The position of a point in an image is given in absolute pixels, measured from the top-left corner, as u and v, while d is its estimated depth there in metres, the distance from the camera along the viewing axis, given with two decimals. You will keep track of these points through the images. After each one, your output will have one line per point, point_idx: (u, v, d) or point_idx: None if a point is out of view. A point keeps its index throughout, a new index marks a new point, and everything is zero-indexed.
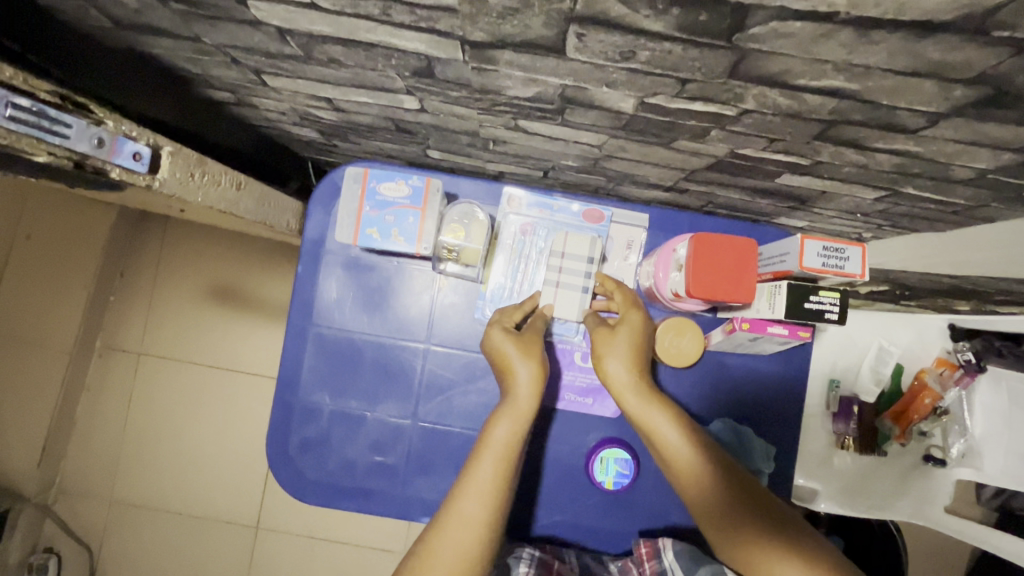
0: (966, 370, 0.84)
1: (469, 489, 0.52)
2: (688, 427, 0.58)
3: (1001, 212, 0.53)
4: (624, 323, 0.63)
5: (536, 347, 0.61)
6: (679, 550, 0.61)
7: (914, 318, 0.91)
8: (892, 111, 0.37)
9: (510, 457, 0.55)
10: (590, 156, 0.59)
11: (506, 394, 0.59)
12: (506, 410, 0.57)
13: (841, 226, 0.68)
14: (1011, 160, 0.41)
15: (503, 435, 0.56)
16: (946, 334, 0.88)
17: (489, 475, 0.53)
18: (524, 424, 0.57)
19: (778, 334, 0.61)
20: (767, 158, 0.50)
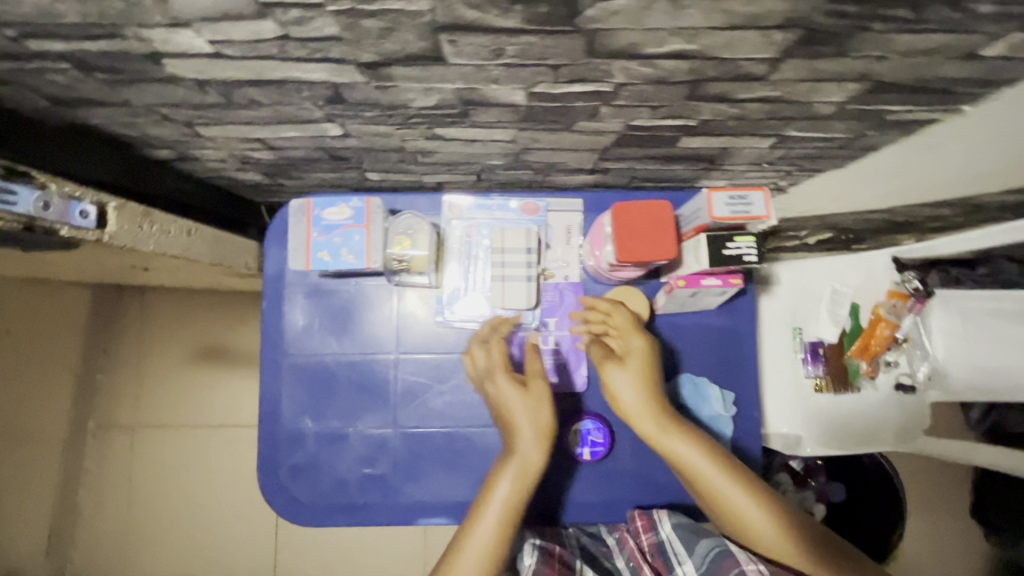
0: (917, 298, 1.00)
1: (468, 546, 0.54)
2: (711, 450, 0.59)
3: (882, 139, 0.59)
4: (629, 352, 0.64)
5: (546, 401, 0.63)
6: (676, 522, 0.64)
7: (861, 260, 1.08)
8: (737, 63, 0.42)
9: (512, 515, 0.57)
10: (511, 152, 0.64)
11: (512, 446, 0.61)
12: (512, 468, 0.59)
13: (757, 178, 0.73)
14: (857, 88, 0.46)
15: (506, 494, 0.58)
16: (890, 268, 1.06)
17: (490, 530, 0.55)
18: (527, 484, 0.59)
19: (712, 284, 0.66)
20: (661, 125, 0.55)
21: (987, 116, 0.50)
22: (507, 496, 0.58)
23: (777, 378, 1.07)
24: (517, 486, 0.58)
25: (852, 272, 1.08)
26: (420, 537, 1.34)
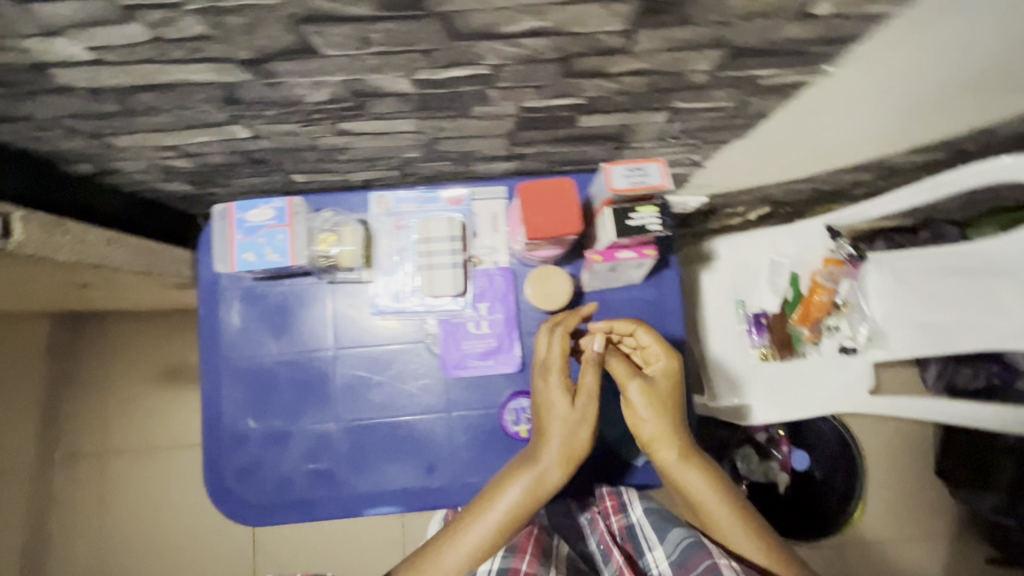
0: (851, 263, 1.06)
1: (473, 535, 0.63)
2: (719, 485, 0.67)
3: (768, 105, 0.62)
4: (663, 385, 0.69)
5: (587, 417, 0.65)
6: (646, 508, 0.73)
7: (798, 230, 1.12)
8: (595, 37, 0.45)
9: (517, 518, 0.64)
10: (422, 142, 0.66)
11: (539, 455, 0.65)
12: (529, 478, 0.65)
13: (670, 154, 0.76)
14: (719, 54, 0.49)
15: (514, 500, 0.64)
16: (825, 236, 1.10)
17: (493, 528, 0.63)
18: (538, 492, 0.65)
19: (627, 256, 0.68)
20: (552, 105, 0.58)
21: (847, 69, 0.54)
22: (517, 501, 0.64)
23: (726, 351, 1.09)
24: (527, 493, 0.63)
25: (790, 242, 1.12)
26: (399, 531, 1.34)
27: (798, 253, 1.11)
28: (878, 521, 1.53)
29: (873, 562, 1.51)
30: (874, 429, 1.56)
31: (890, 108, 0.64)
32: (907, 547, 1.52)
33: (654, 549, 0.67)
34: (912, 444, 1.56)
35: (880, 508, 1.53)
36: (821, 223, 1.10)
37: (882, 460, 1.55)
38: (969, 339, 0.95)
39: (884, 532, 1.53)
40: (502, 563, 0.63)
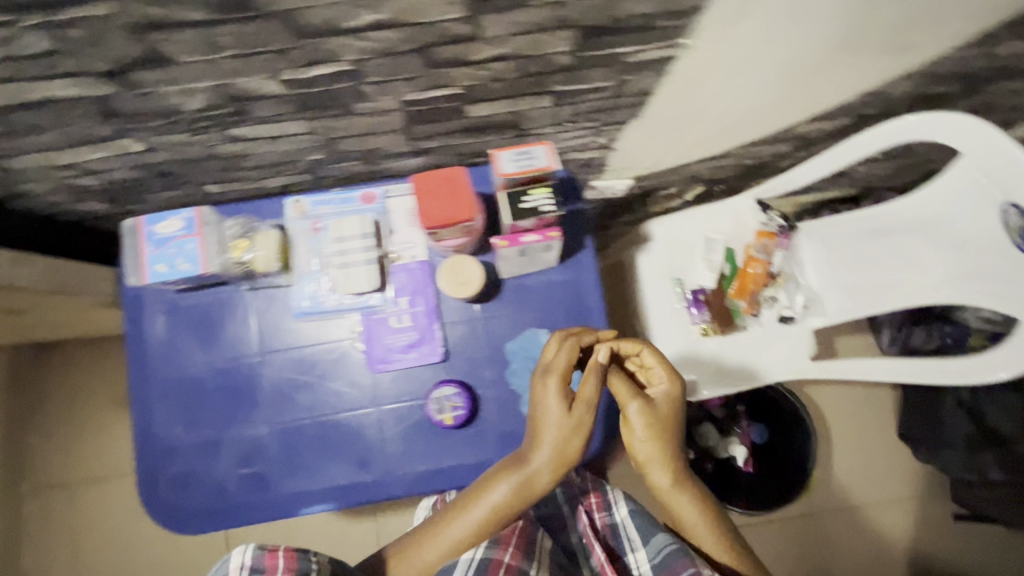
0: (782, 233, 1.10)
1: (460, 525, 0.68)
2: (708, 515, 0.71)
3: (648, 82, 0.64)
4: (663, 411, 0.71)
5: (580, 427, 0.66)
6: (631, 509, 0.80)
7: (731, 206, 1.14)
8: (440, 25, 0.47)
9: (500, 516, 0.68)
10: (321, 143, 0.68)
11: (531, 458, 0.68)
12: (517, 480, 0.67)
13: (576, 138, 0.78)
14: (571, 35, 0.51)
15: (500, 501, 0.68)
16: (756, 209, 1.13)
17: (476, 521, 0.68)
18: (524, 493, 0.68)
19: (532, 240, 0.71)
20: (432, 97, 0.60)
21: (709, 41, 0.56)
22: (501, 501, 0.68)
23: (667, 330, 1.11)
24: (512, 495, 0.66)
25: (723, 218, 1.14)
26: (373, 537, 1.38)
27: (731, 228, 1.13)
28: (847, 486, 1.55)
29: (844, 527, 1.54)
30: (836, 396, 1.59)
31: (769, 77, 0.67)
32: (875, 509, 1.55)
33: (638, 550, 0.74)
34: (875, 408, 1.59)
35: (848, 473, 1.56)
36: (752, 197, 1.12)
37: (847, 425, 1.57)
38: (897, 296, 0.98)
39: (853, 496, 1.55)
40: (485, 551, 0.66)
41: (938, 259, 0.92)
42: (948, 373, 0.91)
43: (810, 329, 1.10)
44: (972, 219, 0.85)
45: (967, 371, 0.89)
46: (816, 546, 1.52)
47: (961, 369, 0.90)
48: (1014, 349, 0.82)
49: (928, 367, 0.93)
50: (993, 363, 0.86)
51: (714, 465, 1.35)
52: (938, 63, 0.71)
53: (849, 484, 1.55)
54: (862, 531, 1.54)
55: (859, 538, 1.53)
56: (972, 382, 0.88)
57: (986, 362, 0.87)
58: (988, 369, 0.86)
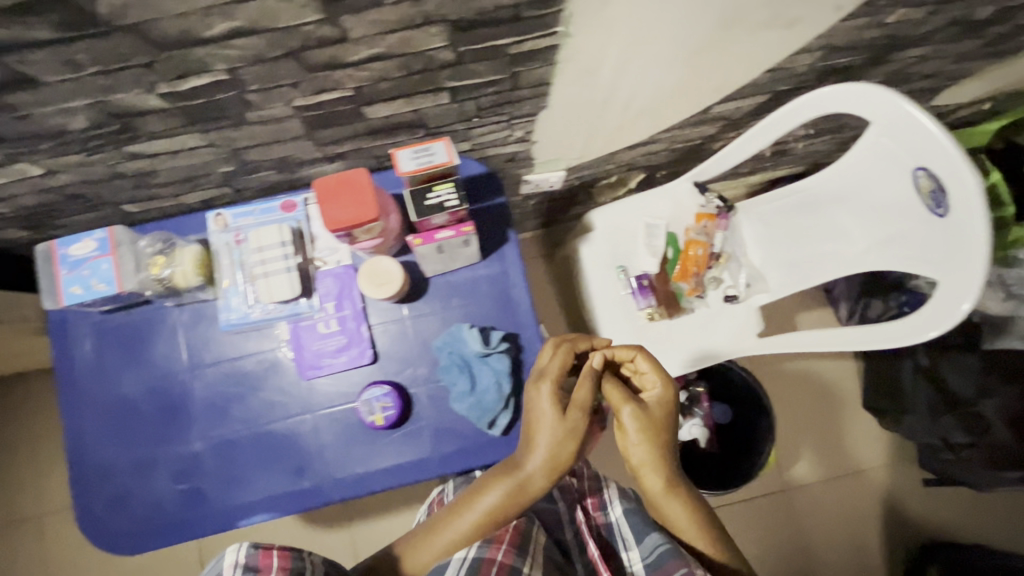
0: (720, 214, 1.12)
1: (452, 527, 0.70)
2: (700, 519, 0.73)
3: (543, 72, 0.65)
4: (655, 415, 0.74)
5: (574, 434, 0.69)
6: (624, 507, 0.81)
7: (670, 190, 1.15)
8: (303, 29, 0.48)
9: (492, 520, 0.70)
10: (227, 155, 0.69)
11: (525, 463, 0.70)
12: (509, 484, 0.69)
13: (490, 133, 0.79)
14: (442, 31, 0.52)
15: (494, 504, 0.70)
16: (694, 192, 1.14)
17: (469, 524, 0.70)
18: (516, 497, 0.70)
19: (446, 235, 0.71)
20: (324, 102, 0.61)
21: (590, 27, 0.57)
22: (494, 504, 0.70)
23: (614, 317, 1.12)
24: (505, 498, 0.68)
25: (663, 203, 1.15)
26: (348, 547, 1.38)
27: (671, 212, 1.15)
28: (816, 459, 1.56)
29: (817, 500, 1.55)
30: (800, 371, 1.60)
31: (665, 59, 0.68)
32: (848, 480, 1.56)
33: (631, 549, 0.76)
34: (839, 379, 1.61)
35: (817, 446, 1.57)
36: (688, 180, 1.13)
37: (813, 399, 1.59)
38: (830, 267, 1.00)
39: (824, 469, 1.56)
40: (478, 551, 0.70)
41: (862, 227, 0.94)
42: (875, 339, 0.90)
43: (755, 306, 1.11)
44: (888, 185, 0.87)
45: (892, 335, 0.87)
46: (791, 522, 1.53)
47: (887, 334, 0.88)
48: (935, 308, 0.82)
49: (857, 334, 0.92)
50: (918, 324, 0.84)
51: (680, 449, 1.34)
52: (833, 35, 0.73)
53: (819, 457, 1.56)
54: (836, 503, 1.55)
55: (833, 510, 1.54)
56: (898, 346, 0.87)
57: (910, 325, 0.85)
58: (913, 331, 0.85)
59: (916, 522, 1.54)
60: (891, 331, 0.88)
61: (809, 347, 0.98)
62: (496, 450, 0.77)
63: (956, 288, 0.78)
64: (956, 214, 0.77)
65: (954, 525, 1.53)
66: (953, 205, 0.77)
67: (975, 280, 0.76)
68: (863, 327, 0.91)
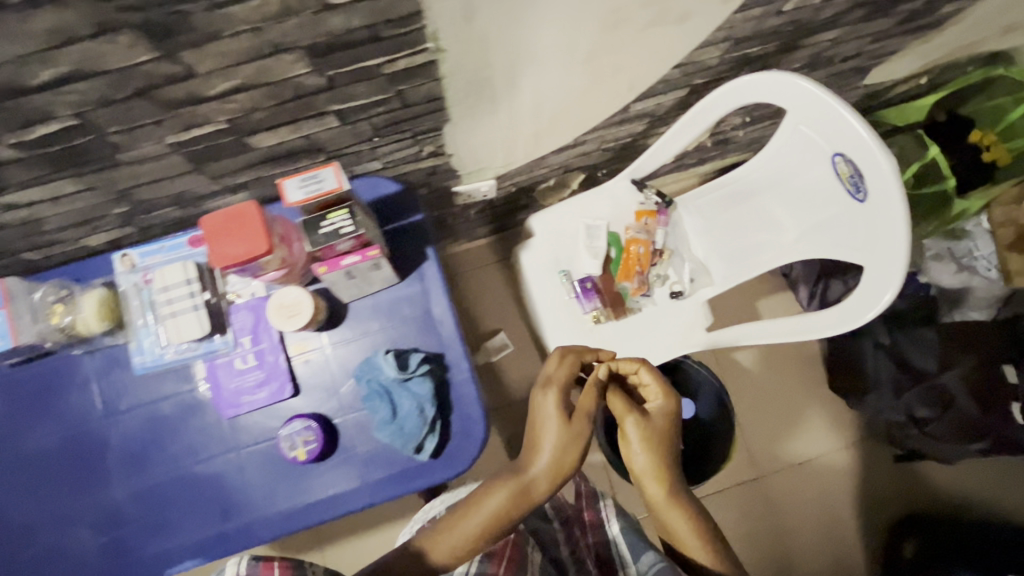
0: (659, 209, 1.10)
1: (453, 532, 0.69)
2: (701, 530, 0.73)
3: (432, 88, 0.63)
4: (658, 424, 0.78)
5: (578, 439, 0.74)
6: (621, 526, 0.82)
7: (609, 189, 1.13)
8: (142, 68, 0.46)
9: (496, 524, 0.70)
10: (116, 197, 0.66)
11: (529, 467, 0.73)
12: (515, 486, 0.72)
13: (399, 150, 0.77)
14: (300, 58, 0.50)
15: (497, 507, 0.70)
16: (633, 189, 1.13)
17: (472, 530, 0.69)
18: (521, 500, 0.71)
19: (351, 261, 0.69)
20: (199, 136, 0.58)
21: (466, 38, 0.55)
22: (500, 507, 0.71)
23: (560, 322, 1.11)
24: (510, 499, 0.70)
25: (602, 203, 1.14)
26: None
27: (611, 211, 1.13)
28: (788, 445, 1.55)
29: (791, 485, 1.54)
30: (765, 356, 1.59)
31: (561, 63, 0.66)
32: (822, 462, 1.55)
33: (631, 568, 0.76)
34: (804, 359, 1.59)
35: (788, 432, 1.56)
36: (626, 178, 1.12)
37: (781, 384, 1.58)
38: (767, 257, 0.99)
39: (796, 453, 1.55)
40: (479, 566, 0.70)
41: (792, 216, 0.93)
42: (809, 329, 0.88)
43: (703, 300, 1.09)
44: (811, 172, 0.87)
45: (825, 324, 0.86)
46: (767, 509, 1.53)
47: (820, 323, 0.87)
48: (862, 295, 0.81)
49: (794, 324, 0.91)
50: (848, 312, 0.83)
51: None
52: (736, 26, 0.71)
53: (791, 442, 1.56)
54: (811, 486, 1.54)
55: (809, 494, 1.53)
56: (830, 335, 0.85)
57: (841, 313, 0.84)
58: (844, 319, 0.84)
59: (893, 499, 1.52)
60: (823, 320, 0.86)
61: (755, 340, 0.96)
62: (426, 476, 0.75)
63: (881, 273, 0.78)
64: (874, 198, 0.76)
65: (933, 498, 1.51)
66: (870, 190, 0.76)
67: (898, 263, 0.75)
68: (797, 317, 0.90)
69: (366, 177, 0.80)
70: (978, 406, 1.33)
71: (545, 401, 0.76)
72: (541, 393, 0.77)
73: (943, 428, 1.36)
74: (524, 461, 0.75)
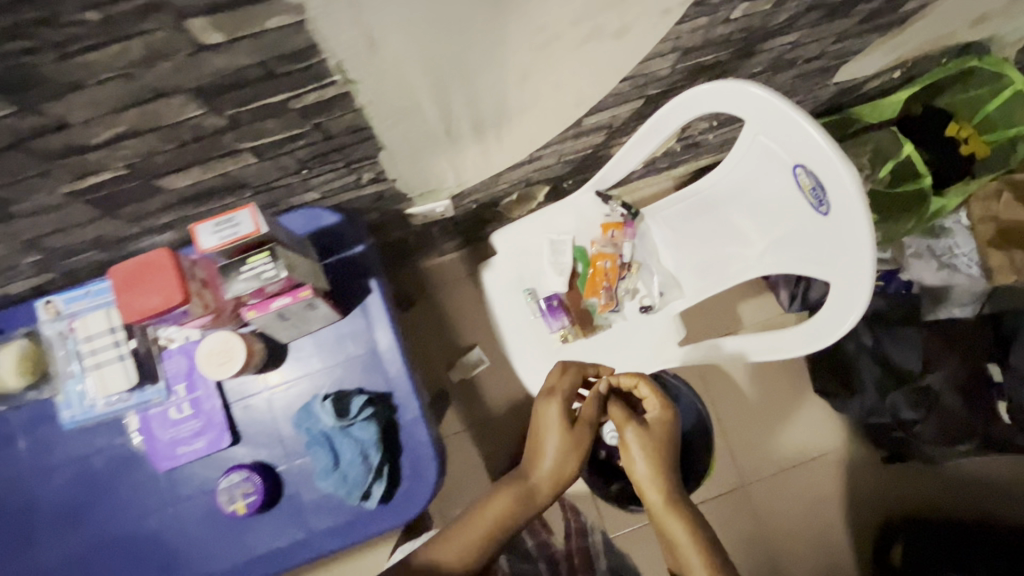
0: (626, 221, 1.06)
1: (458, 537, 0.73)
2: (702, 542, 0.71)
3: (355, 118, 0.59)
4: (657, 434, 0.78)
5: (577, 448, 0.77)
6: None
7: (573, 202, 1.09)
8: (5, 123, 0.42)
9: (498, 528, 0.75)
10: (25, 246, 0.62)
11: (532, 472, 0.78)
12: (518, 491, 0.77)
13: (334, 180, 0.73)
14: (190, 100, 0.46)
15: (500, 512, 0.75)
16: (598, 201, 1.08)
17: (476, 534, 0.74)
18: (523, 505, 0.76)
19: (281, 304, 0.65)
20: (99, 183, 0.54)
21: (376, 68, 0.51)
22: (502, 511, 0.75)
23: (527, 343, 1.06)
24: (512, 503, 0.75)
25: (567, 216, 1.09)
26: None
27: (576, 225, 1.09)
28: (774, 450, 1.52)
29: (778, 491, 1.51)
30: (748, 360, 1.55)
31: (493, 86, 0.62)
32: (808, 466, 1.52)
33: None
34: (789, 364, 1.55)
35: (773, 436, 1.53)
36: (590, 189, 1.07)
37: (765, 388, 1.54)
38: (735, 270, 0.95)
39: (782, 458, 1.52)
40: None
41: (757, 228, 0.89)
42: (778, 348, 0.85)
43: (674, 314, 1.05)
44: (773, 183, 0.83)
45: (792, 342, 0.83)
46: (754, 517, 1.50)
47: (788, 342, 0.83)
48: (829, 313, 0.77)
49: (763, 342, 0.87)
50: (815, 331, 0.80)
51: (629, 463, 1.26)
52: (683, 37, 0.67)
53: (777, 448, 1.52)
54: (798, 491, 1.51)
55: (796, 500, 1.50)
56: (799, 354, 0.82)
57: (807, 331, 0.81)
58: (812, 337, 0.80)
59: (881, 501, 1.49)
60: (792, 338, 0.83)
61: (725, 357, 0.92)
62: (375, 524, 0.71)
63: (847, 292, 0.74)
64: (836, 212, 0.72)
65: (921, 499, 1.49)
66: (832, 203, 0.72)
67: (863, 281, 0.72)
68: (766, 334, 0.87)
69: (303, 208, 0.76)
70: (964, 400, 1.31)
71: (548, 409, 0.79)
72: (543, 402, 0.80)
73: (929, 430, 1.32)
74: (527, 468, 0.79)
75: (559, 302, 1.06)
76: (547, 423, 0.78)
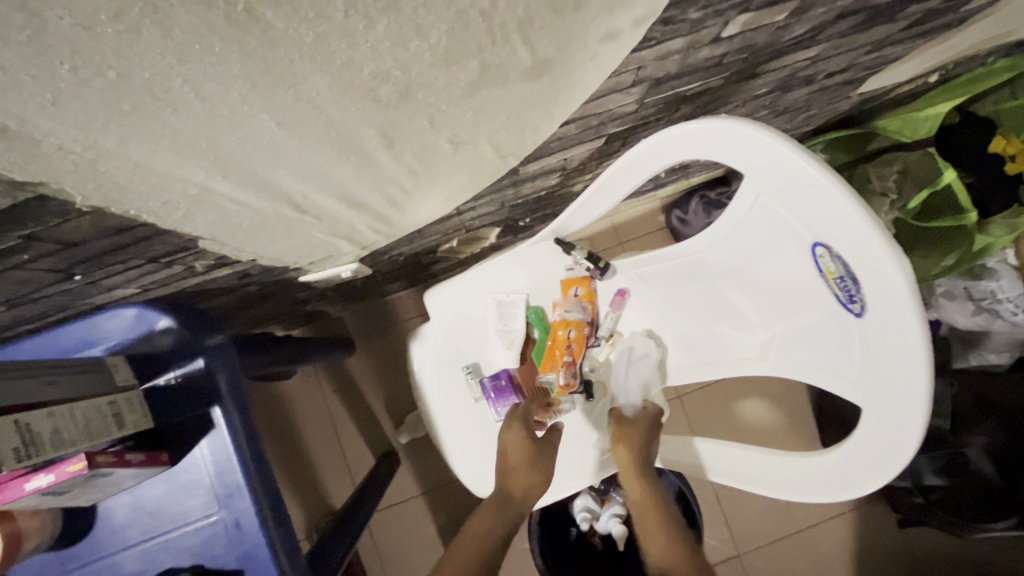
0: (595, 276, 0.81)
1: (456, 548, 0.62)
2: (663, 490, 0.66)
3: (110, 220, 0.37)
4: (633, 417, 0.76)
5: (543, 463, 0.72)
6: None
7: (529, 251, 0.83)
8: None
9: (485, 531, 0.64)
10: None
11: (507, 483, 0.70)
12: (493, 501, 0.67)
13: (145, 272, 0.50)
14: None
15: (485, 519, 0.65)
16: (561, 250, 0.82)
17: (470, 538, 0.63)
18: (500, 513, 0.66)
19: (37, 487, 0.43)
20: None
21: (69, 164, 0.28)
22: (484, 513, 0.66)
23: (463, 433, 0.84)
24: (493, 506, 0.67)
25: (518, 270, 0.84)
26: None
27: (531, 280, 0.84)
28: (777, 511, 1.26)
29: (780, 560, 1.25)
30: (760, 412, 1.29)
31: (342, 162, 0.38)
32: (817, 529, 1.26)
33: None
34: (798, 422, 1.19)
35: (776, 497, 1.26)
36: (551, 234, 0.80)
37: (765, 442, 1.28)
38: (734, 351, 0.74)
39: (787, 520, 1.26)
40: None
41: (761, 309, 0.68)
42: (799, 488, 0.64)
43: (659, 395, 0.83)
44: (784, 257, 0.60)
45: (823, 479, 0.61)
46: None
47: (809, 482, 0.63)
48: (863, 446, 0.56)
49: (780, 475, 0.66)
50: (844, 471, 0.59)
51: (603, 537, 1.06)
52: (648, 67, 0.43)
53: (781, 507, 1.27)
54: (802, 560, 1.25)
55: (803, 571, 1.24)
56: (832, 502, 0.61)
57: (831, 470, 0.60)
58: (842, 481, 0.59)
59: None
60: (814, 477, 0.62)
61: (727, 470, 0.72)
62: None
63: (886, 427, 0.52)
64: (876, 319, 0.49)
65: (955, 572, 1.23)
66: (870, 305, 0.49)
67: (914, 422, 0.50)
68: (786, 461, 0.66)
69: (119, 308, 0.52)
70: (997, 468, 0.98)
71: (512, 432, 0.74)
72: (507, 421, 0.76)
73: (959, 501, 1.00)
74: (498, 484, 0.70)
75: (508, 380, 0.83)
76: (513, 445, 0.73)
